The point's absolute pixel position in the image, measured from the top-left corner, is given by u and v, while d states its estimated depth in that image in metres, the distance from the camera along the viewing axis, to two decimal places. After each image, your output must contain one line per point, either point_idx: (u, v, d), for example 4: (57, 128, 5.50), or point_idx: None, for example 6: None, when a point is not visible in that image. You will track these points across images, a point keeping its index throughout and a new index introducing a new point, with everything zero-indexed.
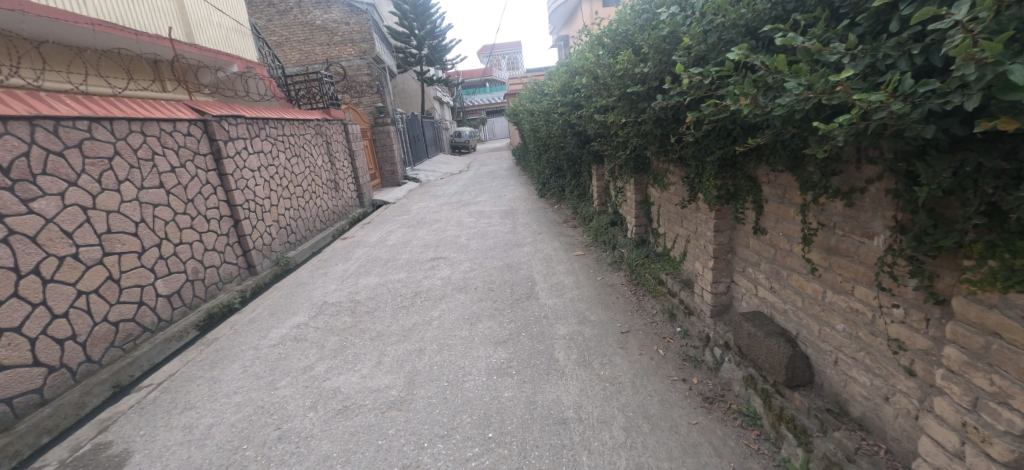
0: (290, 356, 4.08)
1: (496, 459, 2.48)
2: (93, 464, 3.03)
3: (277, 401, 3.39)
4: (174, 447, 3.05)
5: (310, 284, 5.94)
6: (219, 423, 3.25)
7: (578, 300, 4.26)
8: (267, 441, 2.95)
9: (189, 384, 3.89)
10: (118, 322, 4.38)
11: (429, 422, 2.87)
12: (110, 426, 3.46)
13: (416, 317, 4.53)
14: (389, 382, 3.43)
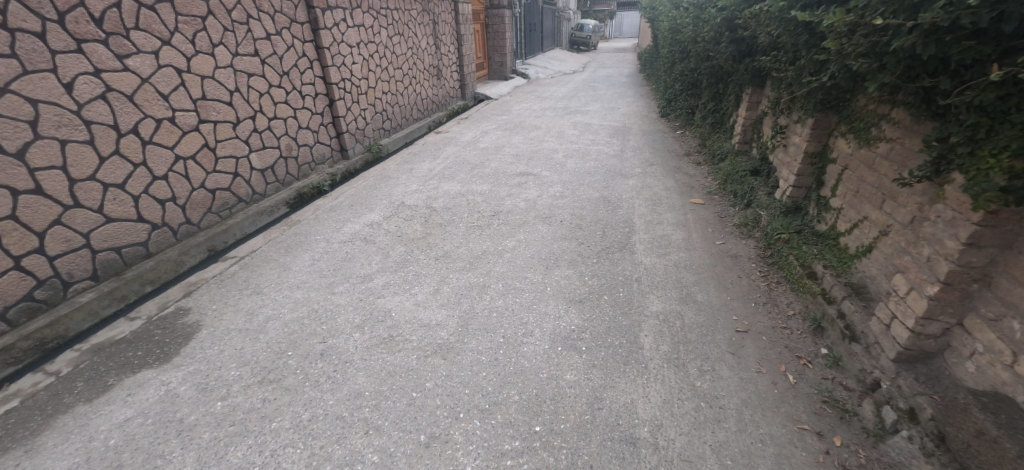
0: (355, 259, 3.90)
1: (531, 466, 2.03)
2: (171, 329, 3.25)
3: (331, 310, 3.28)
4: (234, 335, 3.12)
5: (394, 179, 5.69)
6: (278, 320, 3.22)
7: (686, 267, 3.35)
8: (310, 356, 2.86)
9: (264, 265, 3.94)
10: (214, 190, 4.51)
11: (468, 387, 2.50)
12: (195, 293, 3.66)
13: (488, 243, 4.01)
14: (442, 319, 3.08)
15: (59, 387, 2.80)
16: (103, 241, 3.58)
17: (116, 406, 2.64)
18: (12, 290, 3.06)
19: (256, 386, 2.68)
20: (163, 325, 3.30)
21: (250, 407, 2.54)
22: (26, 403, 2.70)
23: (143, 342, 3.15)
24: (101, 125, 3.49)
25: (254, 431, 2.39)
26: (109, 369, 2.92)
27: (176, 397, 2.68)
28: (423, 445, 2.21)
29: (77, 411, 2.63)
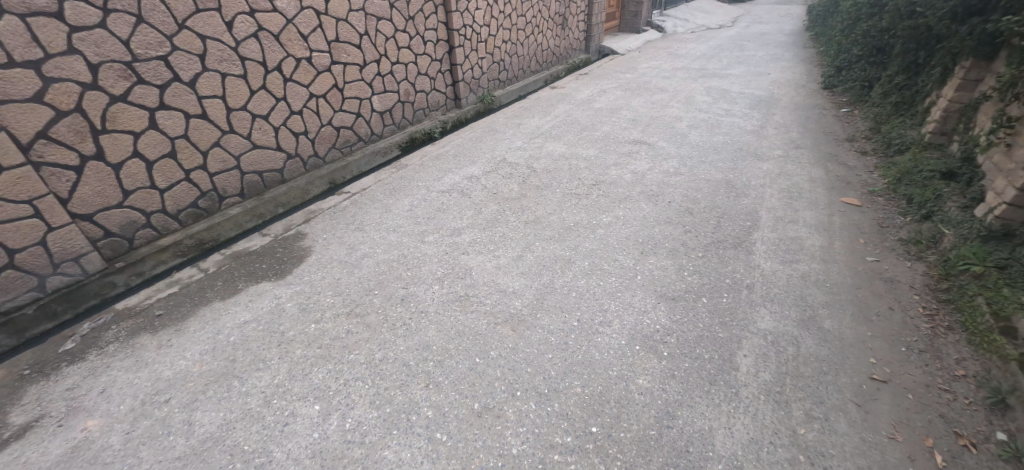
0: (449, 211, 3.96)
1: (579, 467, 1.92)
2: (289, 250, 3.67)
3: (418, 258, 3.41)
4: (335, 265, 3.42)
5: (500, 133, 5.61)
6: (372, 259, 3.44)
7: (818, 283, 2.74)
8: (392, 300, 3.04)
9: (370, 204, 4.22)
10: (339, 128, 4.87)
11: (530, 367, 2.44)
12: (313, 220, 4.08)
13: (583, 215, 3.75)
14: (519, 288, 3.01)
15: (205, 284, 3.39)
16: (248, 164, 4.11)
17: (240, 309, 3.10)
18: (182, 197, 3.71)
19: (344, 318, 2.94)
20: (285, 244, 3.76)
21: (336, 335, 2.82)
22: (183, 291, 3.34)
23: (268, 256, 3.64)
24: (252, 61, 3.90)
25: (334, 358, 2.66)
26: (241, 276, 3.44)
27: (282, 312, 3.05)
28: (475, 413, 2.26)
29: (214, 306, 3.16)
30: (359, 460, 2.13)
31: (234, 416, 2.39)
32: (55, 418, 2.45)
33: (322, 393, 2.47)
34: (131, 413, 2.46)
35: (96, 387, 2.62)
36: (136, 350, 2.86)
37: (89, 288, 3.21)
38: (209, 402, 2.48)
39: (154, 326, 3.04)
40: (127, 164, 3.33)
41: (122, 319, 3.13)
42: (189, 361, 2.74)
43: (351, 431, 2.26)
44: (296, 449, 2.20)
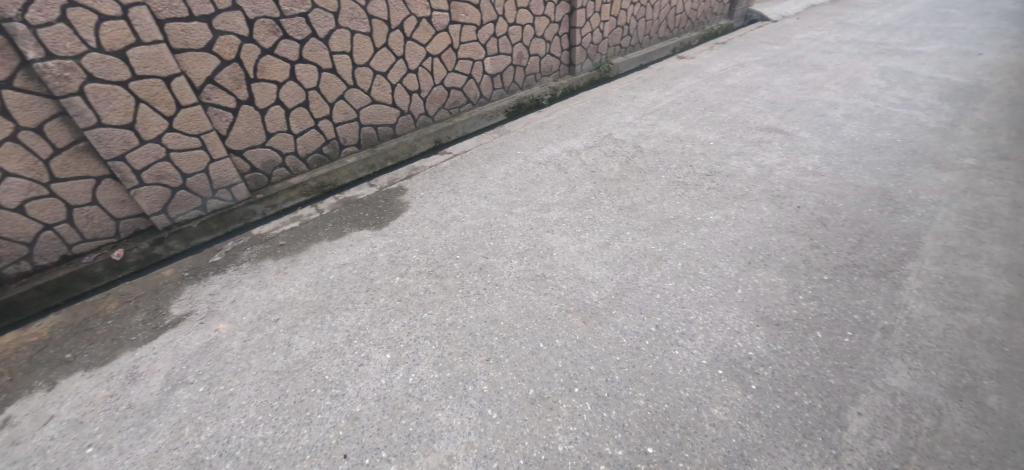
0: (541, 184, 3.87)
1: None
2: (390, 203, 3.92)
3: (502, 230, 3.42)
4: (427, 224, 3.58)
5: (611, 106, 5.23)
6: (460, 224, 3.53)
7: (991, 347, 2.13)
8: (471, 268, 3.13)
9: (468, 168, 4.28)
10: (451, 88, 4.95)
11: (591, 363, 2.39)
12: (415, 178, 4.26)
13: (686, 208, 3.39)
14: (598, 279, 2.90)
15: (317, 224, 3.76)
16: (367, 118, 4.41)
17: (342, 251, 3.41)
18: (310, 143, 4.14)
19: (426, 277, 3.11)
20: (388, 198, 4.01)
21: (416, 292, 3.00)
22: (301, 227, 3.75)
23: (372, 206, 3.92)
24: (378, 20, 4.09)
25: (410, 313, 2.85)
26: (347, 222, 3.74)
27: (375, 260, 3.29)
28: (528, 400, 2.28)
29: (323, 245, 3.50)
30: (415, 415, 2.29)
31: (322, 348, 2.67)
32: (198, 316, 2.97)
33: (394, 344, 2.66)
34: (248, 325, 2.86)
35: (228, 297, 3.09)
36: (259, 272, 3.29)
37: (236, 213, 3.80)
38: (304, 330, 2.79)
39: (275, 254, 3.47)
40: (270, 110, 3.79)
41: (254, 243, 3.63)
42: (296, 289, 3.10)
43: (413, 386, 2.42)
44: (365, 390, 2.43)
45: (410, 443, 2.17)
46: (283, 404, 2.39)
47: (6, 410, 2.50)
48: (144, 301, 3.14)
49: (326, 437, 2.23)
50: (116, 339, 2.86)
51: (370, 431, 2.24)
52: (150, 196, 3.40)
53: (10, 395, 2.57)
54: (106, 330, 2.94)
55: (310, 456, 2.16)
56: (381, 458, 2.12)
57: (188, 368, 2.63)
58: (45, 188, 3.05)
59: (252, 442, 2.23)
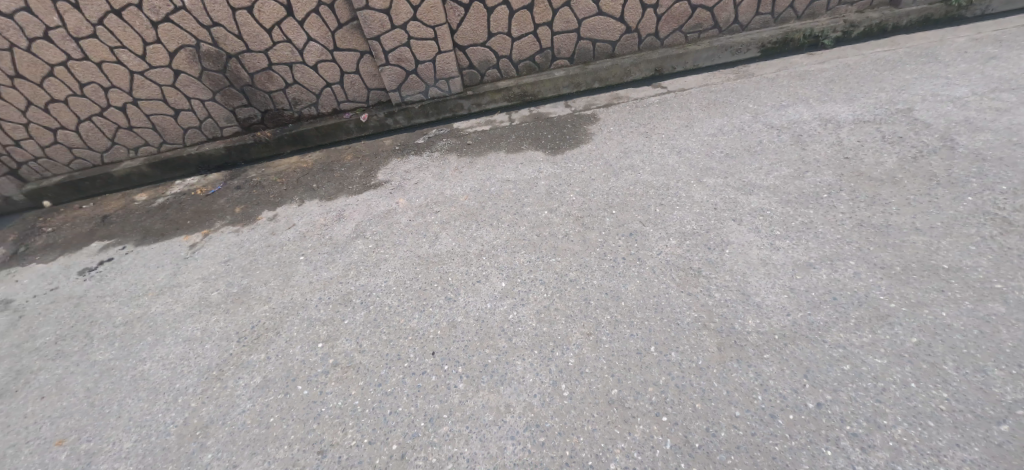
0: (757, 156, 3.09)
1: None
2: (575, 130, 3.74)
3: (676, 200, 2.93)
4: (598, 162, 3.35)
5: (937, 67, 3.49)
6: (634, 175, 3.18)
7: None
8: (621, 230, 2.81)
9: (672, 112, 3.72)
10: (698, 7, 4.01)
11: (698, 399, 1.97)
12: (611, 109, 3.93)
13: (979, 261, 2.16)
14: (766, 308, 2.24)
15: (502, 133, 3.89)
16: (588, 31, 4.04)
17: (510, 167, 3.46)
18: (525, 50, 4.09)
19: (571, 221, 2.93)
20: (574, 123, 3.84)
21: (555, 233, 2.87)
22: (490, 132, 3.94)
23: (557, 127, 3.80)
24: None
25: (540, 252, 2.77)
26: (527, 137, 3.76)
27: (534, 187, 3.24)
28: (606, 401, 2.04)
29: (499, 155, 3.62)
30: (498, 350, 2.33)
31: (456, 252, 2.89)
32: (390, 187, 3.55)
33: (512, 275, 2.67)
34: (418, 208, 3.29)
35: (414, 178, 3.57)
36: (443, 164, 3.66)
37: (448, 104, 4.18)
38: (451, 230, 3.05)
39: (460, 151, 3.77)
40: (496, 10, 3.82)
41: (450, 136, 4.02)
42: (460, 190, 3.35)
43: (510, 323, 2.44)
44: (471, 306, 2.56)
45: (483, 373, 2.25)
46: (411, 287, 2.74)
47: (277, 209, 3.62)
48: (366, 161, 3.92)
49: (427, 330, 2.50)
50: (341, 184, 3.71)
51: (459, 344, 2.40)
52: (391, 75, 4.02)
53: (283, 199, 3.70)
54: (338, 175, 3.81)
55: (412, 340, 2.47)
56: (456, 372, 2.27)
57: (370, 225, 3.25)
58: (329, 54, 3.90)
59: (381, 305, 2.68)
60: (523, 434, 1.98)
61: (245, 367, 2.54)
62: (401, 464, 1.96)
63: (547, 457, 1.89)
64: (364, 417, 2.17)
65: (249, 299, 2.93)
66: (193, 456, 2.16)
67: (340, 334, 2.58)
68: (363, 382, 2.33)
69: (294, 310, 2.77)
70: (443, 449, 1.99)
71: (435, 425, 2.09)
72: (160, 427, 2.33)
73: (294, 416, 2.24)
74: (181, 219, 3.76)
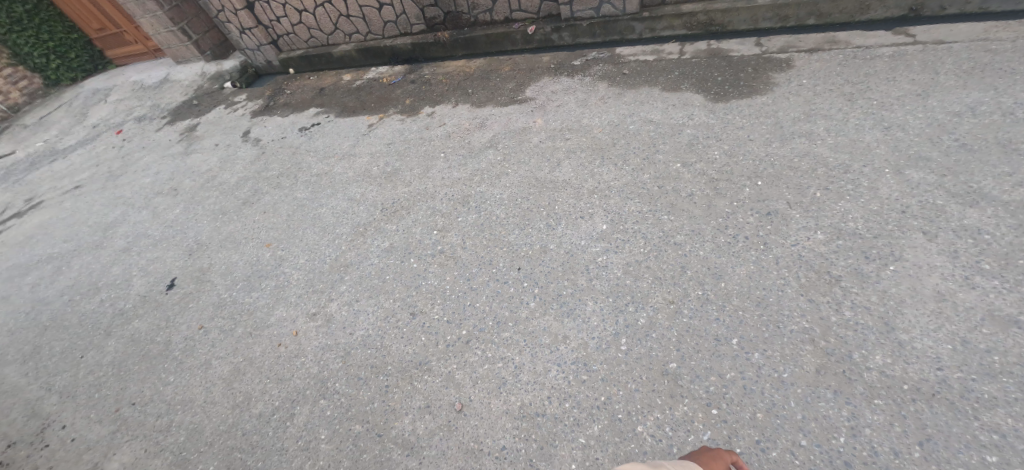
0: (1013, 156, 2.22)
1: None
2: (756, 76, 3.16)
3: (850, 189, 2.35)
4: (766, 119, 2.84)
5: None
6: (805, 145, 2.62)
7: None
8: (758, 205, 2.41)
9: (902, 73, 2.83)
10: None
11: (761, 409, 1.75)
12: (813, 56, 3.16)
13: None
14: (908, 351, 1.78)
15: (666, 66, 3.50)
16: None
17: (659, 107, 3.16)
18: None
19: (704, 182, 2.60)
20: (756, 67, 3.23)
21: (679, 189, 2.61)
22: (652, 64, 3.57)
23: (733, 70, 3.27)
24: None
25: (654, 205, 2.57)
26: (692, 76, 3.33)
27: (677, 135, 2.93)
28: (659, 371, 1.93)
29: (652, 92, 3.31)
30: (575, 285, 2.33)
31: (571, 183, 2.88)
32: (533, 105, 3.61)
33: (616, 220, 2.57)
34: (551, 131, 3.31)
35: (558, 101, 3.55)
36: (591, 91, 3.51)
37: (618, 24, 3.85)
38: (574, 161, 3.02)
39: (613, 80, 3.55)
40: None
41: (609, 61, 3.78)
42: (598, 122, 3.23)
43: (596, 265, 2.39)
44: (566, 238, 2.57)
45: (555, 300, 2.30)
46: (519, 205, 2.87)
47: (436, 106, 4.05)
48: (521, 75, 4.00)
49: (521, 247, 2.62)
50: (493, 93, 3.91)
51: (543, 268, 2.47)
52: None
53: (444, 99, 4.09)
54: (493, 85, 4.01)
55: (505, 251, 2.63)
56: (532, 291, 2.37)
57: (504, 138, 3.42)
58: None
59: (489, 213, 2.89)
60: (569, 367, 2.04)
61: (380, 232, 3.08)
62: (464, 347, 2.25)
63: (582, 393, 1.94)
64: (448, 300, 2.49)
65: (396, 179, 3.47)
66: (332, 284, 2.84)
67: (452, 228, 2.89)
68: (457, 273, 2.61)
69: (424, 198, 3.19)
70: (500, 349, 2.19)
71: (499, 328, 2.27)
72: (319, 256, 3.09)
73: (402, 280, 2.69)
74: (369, 101, 4.51)
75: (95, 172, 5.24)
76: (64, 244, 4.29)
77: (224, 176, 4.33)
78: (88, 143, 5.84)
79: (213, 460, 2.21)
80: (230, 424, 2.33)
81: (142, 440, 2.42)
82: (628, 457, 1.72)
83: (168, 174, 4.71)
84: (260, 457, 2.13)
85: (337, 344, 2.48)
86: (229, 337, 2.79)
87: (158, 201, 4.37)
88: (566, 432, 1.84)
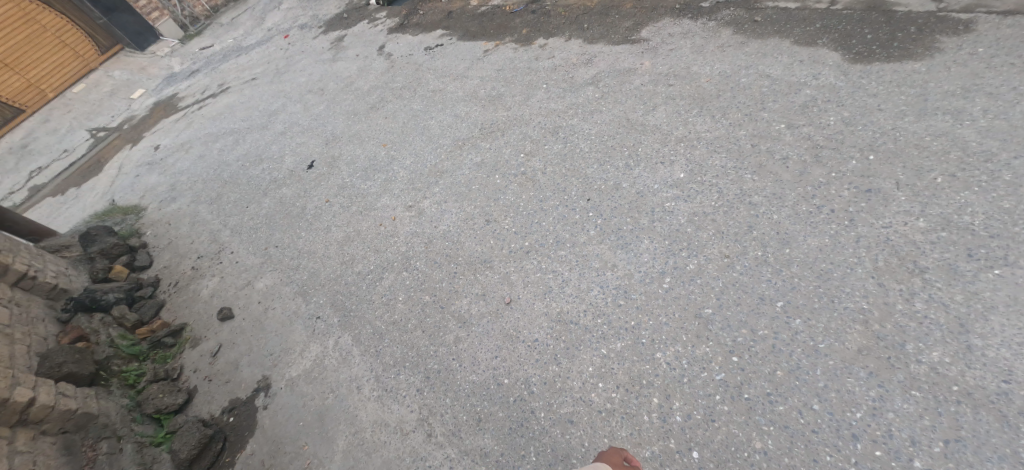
0: None
1: (633, 435, 1.79)
2: (918, 36, 2.71)
3: (984, 179, 2.04)
4: (909, 89, 2.48)
5: None
6: (947, 123, 2.28)
7: None
8: (860, 180, 2.22)
9: None
10: None
11: (783, 368, 1.79)
12: (1006, 19, 2.59)
13: None
14: (976, 356, 1.63)
15: (807, 17, 3.13)
16: None
17: (782, 63, 2.91)
18: None
19: (805, 147, 2.44)
20: (923, 26, 2.74)
21: (774, 151, 2.49)
22: (792, 12, 3.21)
23: (889, 28, 2.82)
24: None
25: (741, 163, 2.51)
26: (835, 30, 2.95)
27: (793, 94, 2.71)
28: (693, 312, 2.04)
29: (780, 44, 3.03)
30: (637, 224, 2.45)
31: (661, 129, 2.88)
32: (646, 46, 3.53)
33: (695, 170, 2.57)
34: (656, 75, 3.25)
35: (673, 45, 3.42)
36: (711, 38, 3.32)
37: None
38: (671, 107, 2.98)
39: (740, 28, 3.29)
40: None
41: (742, 6, 3.47)
42: (709, 72, 3.08)
43: (664, 209, 2.47)
44: (640, 179, 2.65)
45: (613, 233, 2.46)
46: (605, 141, 2.97)
47: (550, 38, 4.12)
48: (641, 14, 3.87)
49: (596, 181, 2.76)
50: (608, 31, 3.86)
51: (610, 203, 2.61)
52: None
53: (559, 32, 4.14)
54: (610, 21, 3.94)
55: (580, 182, 2.80)
56: (595, 221, 2.55)
57: (607, 76, 3.43)
58: None
59: (574, 146, 3.04)
60: (610, 290, 2.24)
61: (475, 147, 3.41)
62: (524, 256, 2.55)
63: (615, 315, 2.14)
64: (519, 215, 2.78)
65: (498, 103, 3.73)
66: (428, 185, 3.30)
67: (537, 154, 3.11)
68: (533, 194, 2.86)
69: (519, 123, 3.42)
70: (553, 264, 2.45)
71: (557, 247, 2.52)
72: (422, 161, 3.56)
73: (485, 192, 3.03)
74: (490, 27, 4.72)
75: (267, 67, 6.33)
76: (241, 122, 5.41)
77: (360, 83, 4.98)
78: (265, 43, 6.99)
79: (323, 297, 2.89)
80: (337, 275, 3.00)
81: (279, 273, 3.22)
82: (640, 374, 1.93)
83: (319, 76, 5.55)
84: (355, 302, 2.76)
85: (423, 233, 2.97)
86: (346, 212, 3.44)
87: (309, 98, 5.22)
88: (591, 341, 2.09)
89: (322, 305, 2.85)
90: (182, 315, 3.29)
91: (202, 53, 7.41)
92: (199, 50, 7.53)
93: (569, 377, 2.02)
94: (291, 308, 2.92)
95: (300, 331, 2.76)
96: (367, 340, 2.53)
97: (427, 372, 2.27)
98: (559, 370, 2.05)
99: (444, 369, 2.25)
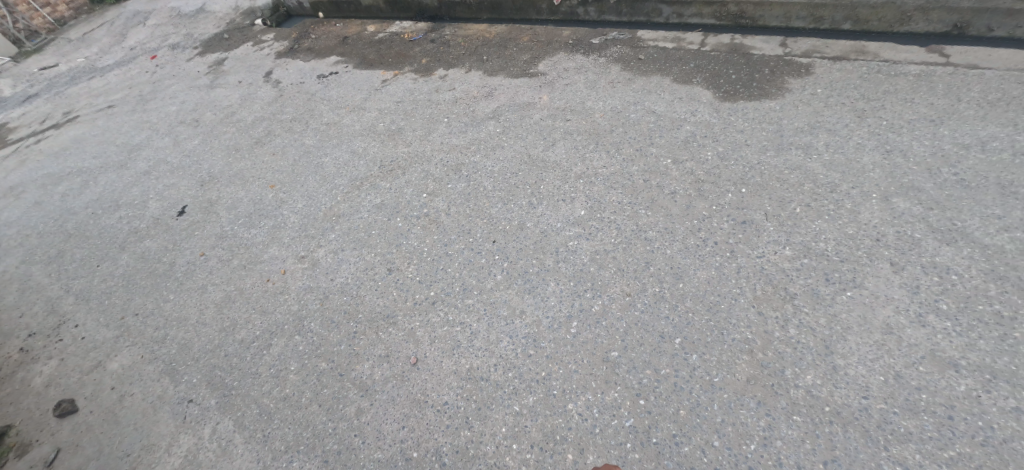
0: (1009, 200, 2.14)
1: None
2: (772, 77, 3.07)
3: (831, 208, 2.33)
4: (768, 126, 2.78)
5: None
6: (800, 157, 2.58)
7: None
8: (736, 212, 2.42)
9: (922, 95, 2.71)
10: None
11: (685, 407, 1.84)
12: (836, 64, 3.04)
13: None
14: (841, 375, 1.81)
15: (683, 56, 3.41)
16: None
17: (665, 99, 3.13)
18: None
19: (689, 181, 2.62)
20: (775, 68, 3.12)
21: (663, 186, 2.63)
22: (670, 52, 3.49)
23: (749, 69, 3.16)
24: None
25: (635, 199, 2.61)
26: (706, 70, 3.25)
27: (675, 130, 2.91)
28: (601, 357, 2.04)
29: (662, 81, 3.26)
30: (542, 266, 2.43)
31: (561, 164, 2.92)
32: (544, 80, 3.61)
33: (595, 207, 2.63)
34: (554, 110, 3.32)
35: (568, 79, 3.54)
36: (602, 74, 3.48)
37: (646, 5, 3.75)
38: (569, 142, 3.05)
39: (628, 64, 3.50)
40: None
41: (627, 44, 3.70)
42: (602, 107, 3.22)
43: (567, 248, 2.48)
44: (544, 218, 2.65)
45: (520, 277, 2.41)
46: (508, 178, 2.94)
47: (450, 69, 4.06)
48: (538, 47, 3.97)
49: (501, 221, 2.71)
50: (506, 63, 3.90)
51: (515, 245, 2.56)
52: None
53: (458, 63, 4.09)
54: (508, 54, 3.99)
55: (485, 223, 2.72)
56: (501, 264, 2.49)
57: (508, 110, 3.44)
58: None
59: (478, 183, 2.97)
60: (519, 340, 2.17)
61: (375, 187, 3.20)
62: (429, 308, 2.40)
63: (525, 366, 2.08)
64: (423, 262, 2.62)
65: (398, 137, 3.56)
66: (322, 232, 3.01)
67: (440, 193, 2.99)
68: (437, 237, 2.73)
69: (420, 160, 3.28)
70: (461, 314, 2.34)
71: (464, 294, 2.41)
72: (315, 203, 3.25)
73: (386, 237, 2.84)
74: (387, 55, 4.54)
75: (128, 93, 5.48)
76: (92, 160, 4.58)
77: (243, 114, 4.49)
78: (125, 64, 6.07)
79: (196, 374, 2.47)
80: (215, 345, 2.58)
81: (139, 348, 2.71)
82: (553, 429, 1.87)
83: (192, 104, 4.91)
84: (237, 377, 2.39)
85: (318, 287, 2.69)
86: (226, 267, 3.02)
87: (181, 130, 4.58)
88: (503, 398, 2.00)
89: (195, 384, 2.43)
90: (4, 414, 2.61)
91: (41, 75, 6.23)
92: (36, 71, 6.32)
93: (482, 441, 1.89)
94: (155, 392, 2.45)
95: (166, 420, 2.31)
96: (252, 423, 2.19)
97: (325, 454, 1.99)
98: (471, 435, 1.92)
99: (344, 448, 2.00)
